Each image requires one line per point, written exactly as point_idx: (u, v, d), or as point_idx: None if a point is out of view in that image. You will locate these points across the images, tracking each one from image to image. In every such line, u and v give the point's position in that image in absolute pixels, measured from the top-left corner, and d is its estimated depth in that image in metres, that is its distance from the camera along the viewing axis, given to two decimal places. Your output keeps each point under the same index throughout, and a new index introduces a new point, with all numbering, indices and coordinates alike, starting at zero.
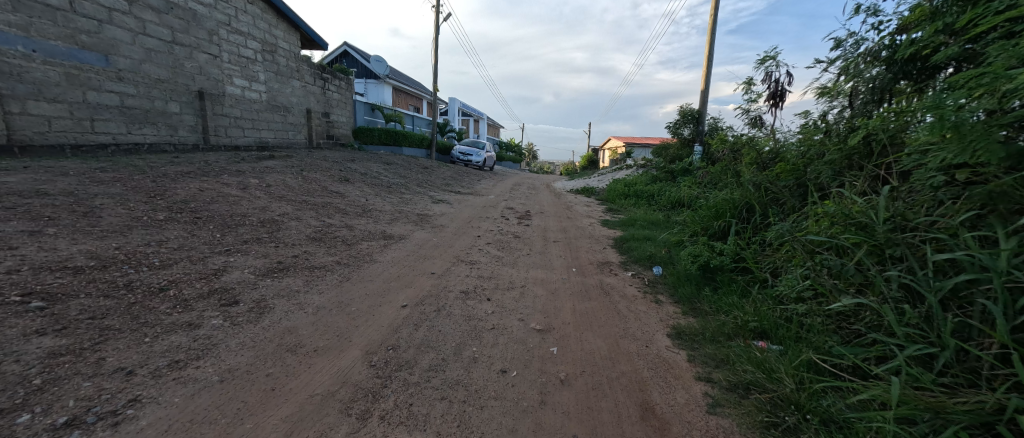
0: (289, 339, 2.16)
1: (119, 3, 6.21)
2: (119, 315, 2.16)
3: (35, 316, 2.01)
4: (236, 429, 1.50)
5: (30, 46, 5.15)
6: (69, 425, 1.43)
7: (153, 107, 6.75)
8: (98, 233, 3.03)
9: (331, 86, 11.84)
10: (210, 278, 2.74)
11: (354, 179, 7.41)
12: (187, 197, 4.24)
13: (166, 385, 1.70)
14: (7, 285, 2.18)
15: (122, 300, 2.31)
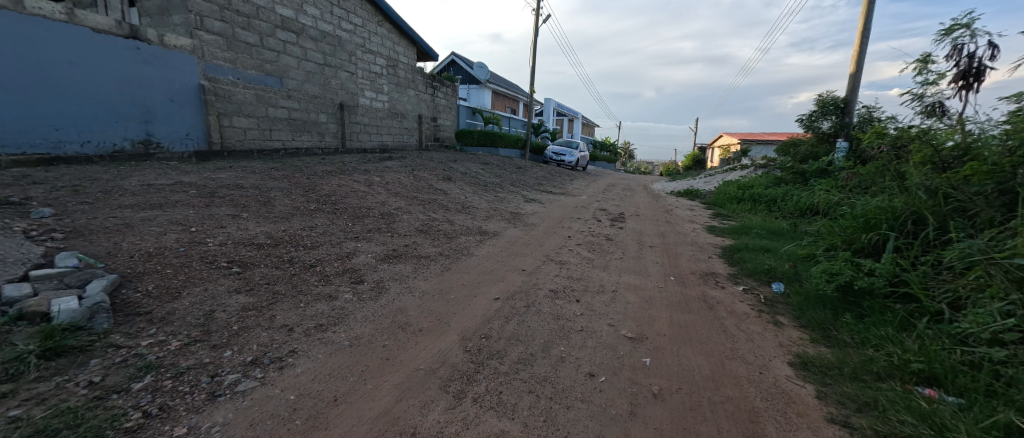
0: (400, 317, 2.45)
1: (290, 36, 7.81)
2: (284, 283, 2.74)
3: (233, 278, 2.68)
4: (360, 387, 1.78)
5: (235, 75, 6.84)
6: (252, 363, 1.88)
7: (309, 119, 8.32)
8: (273, 218, 3.87)
9: (440, 93, 12.95)
10: (342, 260, 3.27)
11: (455, 178, 7.98)
12: (328, 190, 5.13)
13: (312, 342, 2.10)
14: (220, 254, 2.95)
15: (286, 271, 2.92)
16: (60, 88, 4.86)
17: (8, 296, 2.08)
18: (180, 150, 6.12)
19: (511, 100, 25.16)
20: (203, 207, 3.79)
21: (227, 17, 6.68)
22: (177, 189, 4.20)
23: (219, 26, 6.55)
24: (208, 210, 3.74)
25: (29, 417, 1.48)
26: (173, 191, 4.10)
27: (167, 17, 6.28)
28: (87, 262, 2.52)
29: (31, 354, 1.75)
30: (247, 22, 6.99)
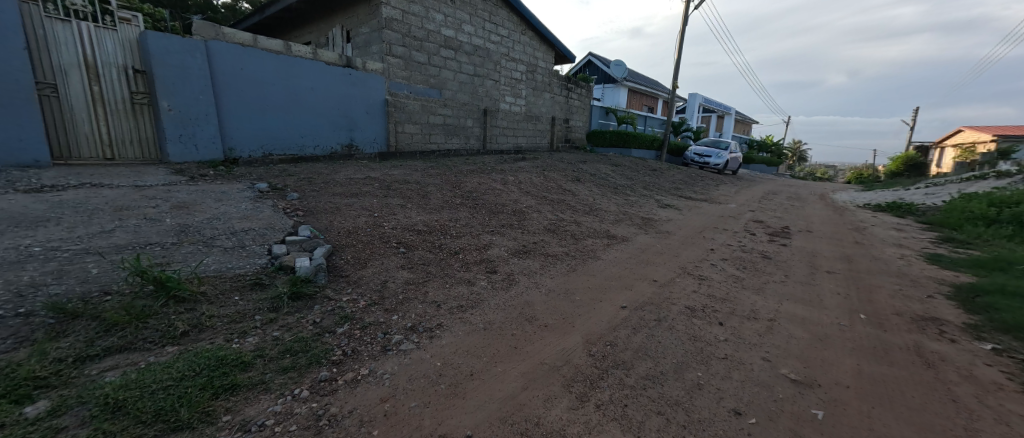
0: (528, 309, 2.56)
1: (450, 53, 8.96)
2: (435, 265, 3.17)
3: (399, 256, 3.25)
4: (491, 368, 1.94)
5: (408, 90, 8.33)
6: (411, 329, 2.24)
7: (459, 124, 9.49)
8: (427, 210, 4.51)
9: (574, 94, 13.06)
10: (480, 250, 3.58)
11: (585, 179, 7.83)
12: (472, 186, 5.74)
13: (455, 321, 2.36)
14: (393, 236, 3.60)
15: (436, 255, 3.36)
16: (306, 107, 6.86)
17: (275, 253, 3.03)
18: (370, 151, 7.93)
19: (649, 99, 23.25)
20: (381, 198, 4.69)
21: (408, 41, 8.09)
22: (366, 182, 5.30)
23: (401, 50, 8.01)
24: (385, 200, 4.62)
25: (281, 339, 2.12)
26: (363, 184, 5.19)
27: (370, 48, 8.01)
28: (315, 234, 3.43)
29: (284, 294, 2.49)
30: (420, 45, 8.32)
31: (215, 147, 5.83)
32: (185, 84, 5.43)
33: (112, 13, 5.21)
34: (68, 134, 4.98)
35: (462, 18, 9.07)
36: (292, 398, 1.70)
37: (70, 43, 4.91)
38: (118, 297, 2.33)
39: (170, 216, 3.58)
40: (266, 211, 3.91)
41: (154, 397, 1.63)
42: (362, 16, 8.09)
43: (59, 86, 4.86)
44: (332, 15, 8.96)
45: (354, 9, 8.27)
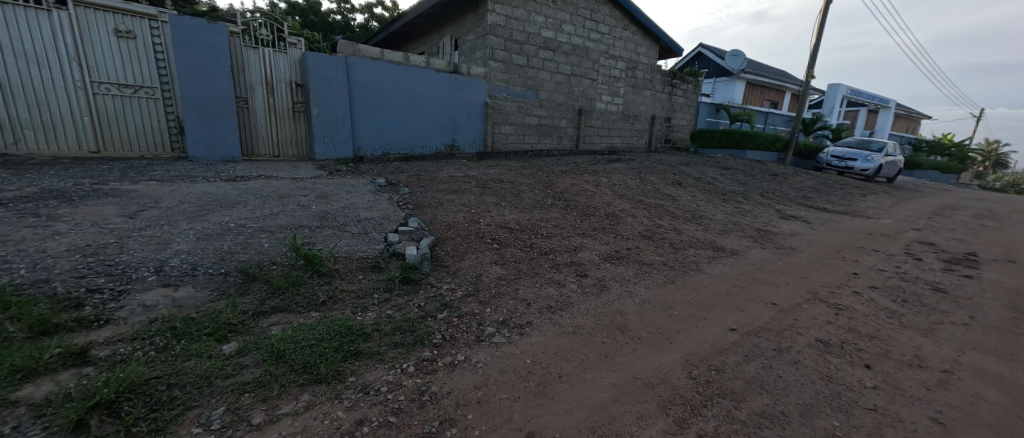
0: (620, 318, 2.43)
1: (549, 54, 8.96)
2: (526, 263, 3.22)
3: (493, 252, 3.39)
4: (580, 374, 1.89)
5: (506, 92, 8.60)
6: (503, 323, 2.31)
7: (554, 124, 9.52)
8: (519, 209, 4.61)
9: (678, 91, 12.08)
10: (570, 252, 3.51)
11: (687, 183, 7.16)
12: (566, 187, 5.68)
13: (545, 321, 2.36)
14: (487, 232, 3.77)
15: (527, 254, 3.41)
16: (419, 111, 7.58)
17: (390, 240, 3.40)
18: (470, 151, 8.45)
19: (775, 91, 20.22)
20: (477, 195, 4.95)
21: (510, 45, 8.31)
22: (466, 180, 5.65)
23: (502, 54, 8.27)
24: (482, 198, 4.86)
25: (394, 317, 2.38)
26: (463, 182, 5.51)
27: (474, 54, 8.44)
28: (422, 226, 3.78)
29: (396, 277, 2.79)
30: (520, 47, 8.47)
31: (346, 147, 6.84)
32: (329, 95, 6.45)
33: (284, 38, 6.40)
34: (250, 136, 6.33)
35: (562, 18, 8.99)
36: (400, 371, 1.90)
37: (257, 66, 6.21)
38: (281, 267, 2.88)
39: (314, 204, 4.28)
40: (384, 203, 4.44)
41: (302, 352, 1.98)
42: (470, 25, 8.56)
43: (248, 99, 6.21)
44: (444, 25, 9.67)
45: (463, 18, 8.79)
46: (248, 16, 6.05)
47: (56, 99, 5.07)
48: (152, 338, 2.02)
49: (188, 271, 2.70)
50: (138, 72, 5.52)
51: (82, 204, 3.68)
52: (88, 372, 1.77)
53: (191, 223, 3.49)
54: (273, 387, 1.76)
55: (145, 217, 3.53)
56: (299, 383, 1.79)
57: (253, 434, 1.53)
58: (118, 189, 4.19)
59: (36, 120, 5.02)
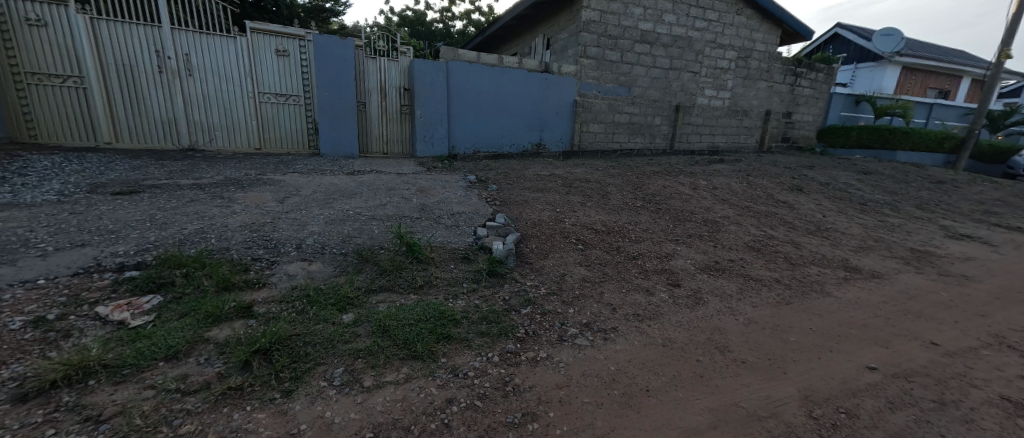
0: (719, 336, 2.20)
1: (646, 47, 8.50)
2: (612, 267, 3.10)
3: (577, 253, 3.34)
4: (671, 392, 1.76)
5: (597, 89, 8.41)
6: (587, 326, 2.26)
7: (647, 122, 9.09)
8: (606, 209, 4.52)
9: (804, 80, 10.57)
10: (662, 259, 3.27)
11: (810, 189, 6.23)
12: (657, 190, 5.43)
13: (631, 329, 2.24)
14: (572, 232, 3.74)
15: (614, 257, 3.28)
16: (509, 110, 7.92)
17: (477, 234, 3.56)
18: (556, 150, 8.56)
19: (945, 78, 16.32)
20: (563, 195, 5.00)
21: (603, 42, 8.10)
22: (552, 180, 5.83)
23: (595, 51, 8.10)
24: (567, 197, 4.90)
25: (481, 307, 2.48)
26: (548, 181, 5.72)
27: (566, 52, 8.40)
28: (508, 222, 3.90)
29: (484, 269, 2.91)
30: (615, 43, 8.19)
31: (442, 146, 7.52)
32: (430, 99, 7.15)
33: (396, 48, 7.18)
34: (366, 136, 7.29)
35: (664, 8, 8.44)
36: (486, 359, 1.98)
37: (373, 73, 7.04)
38: (387, 251, 3.19)
39: (414, 196, 4.68)
40: (474, 199, 4.66)
41: (404, 329, 2.18)
42: (562, 23, 8.54)
43: (365, 104, 7.12)
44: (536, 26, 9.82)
45: (556, 17, 8.80)
46: (369, 31, 6.99)
47: (237, 108, 6.51)
48: (293, 302, 2.40)
49: (317, 250, 3.14)
50: (290, 83, 6.70)
51: (248, 190, 4.52)
52: (252, 323, 2.18)
53: (321, 209, 4.07)
54: (380, 357, 1.95)
55: (291, 202, 4.21)
56: (400, 357, 1.97)
57: (364, 395, 1.72)
58: (274, 178, 5.06)
59: (227, 124, 6.52)
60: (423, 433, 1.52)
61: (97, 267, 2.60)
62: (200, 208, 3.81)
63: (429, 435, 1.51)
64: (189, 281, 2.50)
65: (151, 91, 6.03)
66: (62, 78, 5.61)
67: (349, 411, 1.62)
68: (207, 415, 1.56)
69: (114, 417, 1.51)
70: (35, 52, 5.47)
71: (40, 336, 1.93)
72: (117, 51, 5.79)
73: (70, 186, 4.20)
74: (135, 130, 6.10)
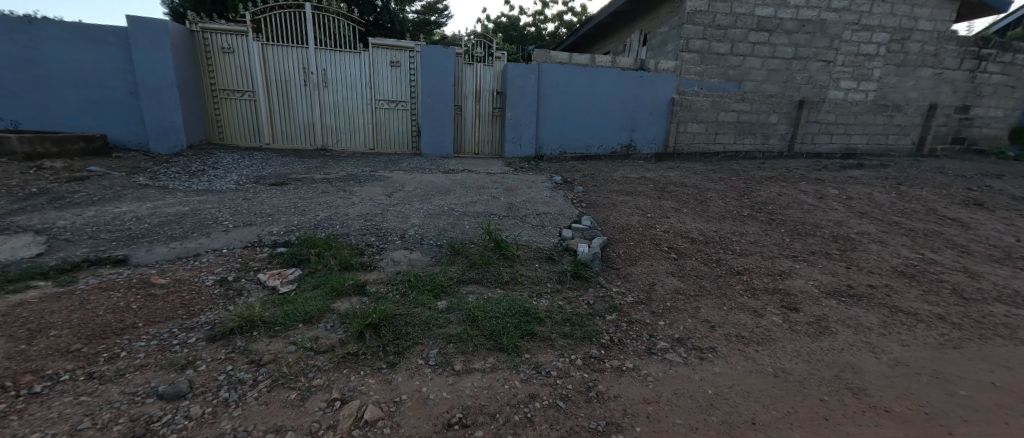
0: (851, 376, 1.86)
1: (763, 36, 7.60)
2: (711, 280, 2.83)
3: (670, 262, 3.12)
4: (783, 431, 1.53)
5: (700, 86, 7.79)
6: (679, 341, 2.09)
7: (758, 120, 8.17)
8: (706, 217, 4.20)
9: (989, 65, 8.59)
10: (776, 277, 2.88)
11: (993, 204, 4.98)
12: (767, 199, 4.87)
13: (734, 352, 2.01)
14: (665, 240, 3.52)
15: (714, 270, 3.00)
16: (599, 110, 7.77)
17: (563, 235, 3.54)
18: (648, 152, 8.17)
19: None
20: (655, 200, 4.78)
21: (709, 33, 7.48)
22: (642, 182, 5.66)
23: (699, 44, 7.52)
24: (660, 202, 4.66)
25: (564, 308, 2.45)
26: (639, 184, 5.55)
27: (666, 47, 8.01)
28: (594, 225, 3.82)
29: (568, 271, 2.87)
30: (724, 34, 7.51)
31: (529, 147, 7.69)
32: (521, 100, 7.35)
33: (492, 54, 7.49)
34: (459, 138, 7.77)
35: None
36: (569, 361, 1.94)
37: (470, 79, 7.49)
38: (476, 246, 3.32)
39: (501, 195, 4.83)
40: (560, 200, 4.65)
41: (494, 320, 2.25)
42: (663, 16, 8.16)
43: (461, 106, 7.60)
44: (637, 21, 9.56)
45: (657, 10, 8.42)
46: (467, 40, 7.38)
47: (359, 114, 7.37)
48: (397, 285, 2.64)
49: (417, 240, 3.40)
50: (403, 90, 7.37)
51: (364, 185, 5.07)
52: (365, 300, 2.45)
53: (421, 204, 4.40)
54: (470, 344, 2.04)
55: (397, 196, 4.63)
56: (486, 347, 2.03)
57: (455, 377, 1.81)
58: (384, 175, 5.62)
59: (351, 128, 7.42)
60: (507, 423, 1.55)
61: (259, 243, 3.19)
62: (328, 198, 4.41)
63: (512, 426, 1.53)
64: (320, 259, 2.92)
65: (298, 101, 7.12)
66: (241, 93, 6.93)
67: (442, 390, 1.72)
68: (332, 373, 1.80)
69: (269, 363, 1.84)
70: (225, 73, 6.82)
71: (224, 292, 2.48)
72: (276, 69, 6.91)
73: (243, 178, 5.24)
74: (285, 135, 7.25)
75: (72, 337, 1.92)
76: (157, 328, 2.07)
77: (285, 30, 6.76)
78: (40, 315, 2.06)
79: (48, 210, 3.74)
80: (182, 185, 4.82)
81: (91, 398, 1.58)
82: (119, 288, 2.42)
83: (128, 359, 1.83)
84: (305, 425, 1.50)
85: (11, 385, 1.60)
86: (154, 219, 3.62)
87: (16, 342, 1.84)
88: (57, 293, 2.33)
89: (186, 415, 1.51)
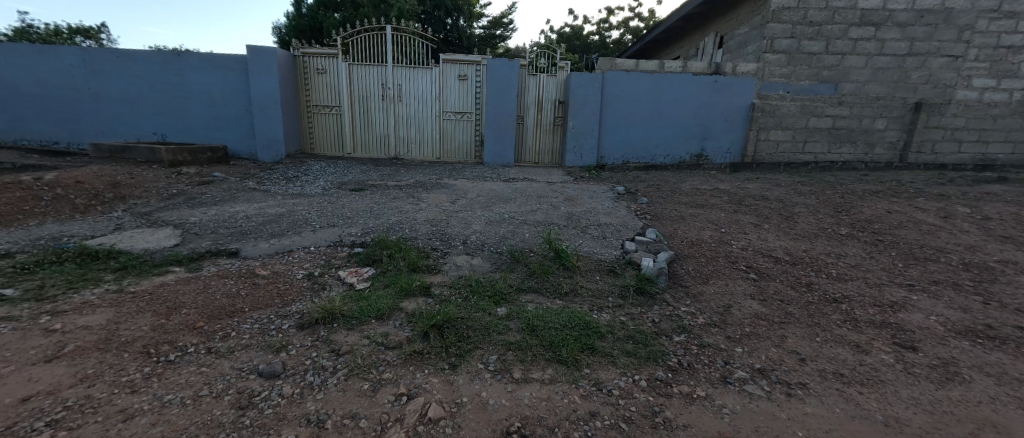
0: (994, 434, 1.50)
1: (867, 31, 6.82)
2: (800, 307, 2.53)
3: (749, 283, 2.86)
4: None
5: (787, 89, 7.15)
6: (760, 372, 1.88)
7: (860, 126, 7.26)
8: (793, 235, 3.81)
9: None
10: (886, 309, 2.48)
11: None
12: (871, 217, 4.28)
13: (830, 391, 1.75)
14: (742, 258, 3.25)
15: (804, 295, 2.68)
16: (666, 117, 7.44)
17: (625, 248, 3.40)
18: (720, 161, 7.63)
19: None
20: (730, 213, 4.44)
21: (798, 31, 6.87)
22: (715, 194, 5.30)
23: (786, 43, 6.93)
24: (736, 217, 4.32)
25: (626, 325, 2.33)
26: (712, 196, 5.21)
27: (746, 49, 7.52)
28: (659, 239, 3.64)
29: (631, 286, 2.74)
30: (817, 31, 6.85)
31: (591, 156, 7.57)
32: (583, 109, 7.27)
33: (556, 64, 7.52)
34: (521, 146, 7.88)
35: None
36: (632, 382, 1.83)
37: (532, 89, 7.57)
38: (536, 254, 3.31)
39: (561, 204, 4.78)
40: (623, 211, 4.50)
41: (554, 332, 2.20)
42: (743, 16, 7.69)
43: (523, 116, 7.71)
44: (712, 22, 9.12)
45: (736, 10, 7.96)
46: (531, 51, 7.51)
47: (428, 127, 7.79)
48: (459, 289, 2.71)
49: (478, 246, 3.47)
50: (469, 102, 7.64)
51: (431, 192, 5.31)
52: (429, 302, 2.54)
53: (482, 211, 4.50)
54: (528, 354, 2.01)
55: (460, 203, 4.78)
56: (545, 358, 2.00)
57: (513, 385, 1.80)
58: (448, 183, 5.84)
59: (420, 140, 7.86)
60: None
61: (340, 242, 3.48)
62: (400, 204, 4.68)
63: None
64: (390, 260, 3.09)
65: (376, 116, 7.70)
66: (329, 109, 7.70)
67: (501, 396, 1.71)
68: (400, 369, 1.87)
69: (347, 353, 1.97)
70: (318, 92, 7.61)
71: (311, 285, 2.72)
72: (358, 87, 7.55)
73: (329, 183, 5.76)
74: (362, 148, 7.87)
75: (197, 315, 2.25)
76: (259, 313, 2.33)
77: (369, 51, 7.38)
78: (175, 296, 2.45)
79: (184, 208, 4.42)
80: (281, 189, 5.42)
81: (209, 369, 1.82)
82: (232, 276, 2.78)
83: (237, 338, 2.08)
84: (375, 414, 1.58)
85: (155, 352, 1.92)
86: (259, 218, 4.09)
87: (159, 318, 2.20)
88: (188, 278, 2.74)
89: (279, 393, 1.67)
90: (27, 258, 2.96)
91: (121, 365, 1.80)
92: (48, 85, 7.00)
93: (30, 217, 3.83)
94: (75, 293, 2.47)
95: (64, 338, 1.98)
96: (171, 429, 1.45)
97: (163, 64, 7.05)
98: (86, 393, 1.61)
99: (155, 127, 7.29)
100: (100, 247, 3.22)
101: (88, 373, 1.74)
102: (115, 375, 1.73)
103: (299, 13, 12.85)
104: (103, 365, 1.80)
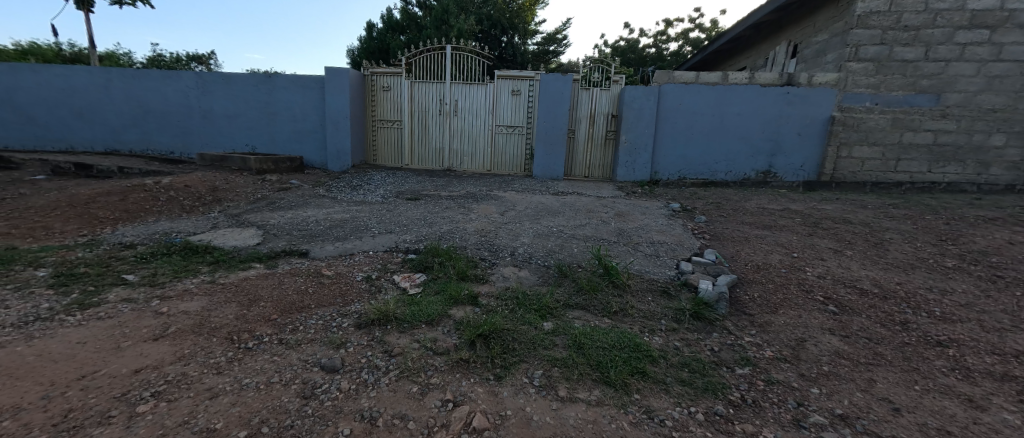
0: None
1: (978, 35, 6.02)
2: (891, 348, 2.23)
3: (827, 316, 2.57)
4: None
5: (874, 100, 6.48)
6: (842, 419, 1.66)
7: (969, 142, 6.37)
8: (883, 264, 3.39)
9: None
10: (1008, 360, 2.09)
11: None
12: (986, 248, 3.71)
13: None
14: (818, 287, 2.94)
15: (897, 335, 2.36)
16: (729, 131, 7.04)
17: (680, 269, 3.22)
18: (790, 178, 7.07)
19: None
20: (803, 236, 4.06)
21: (889, 37, 6.23)
22: (785, 215, 4.89)
23: (874, 50, 6.31)
24: (811, 241, 3.93)
25: (681, 351, 2.18)
26: (781, 216, 4.81)
27: (825, 58, 6.94)
28: (720, 260, 3.42)
29: (687, 311, 2.58)
30: (913, 36, 6.17)
31: (644, 171, 7.33)
32: (637, 123, 7.10)
33: (610, 78, 7.44)
34: (571, 161, 7.84)
35: None
36: (688, 414, 1.70)
37: (585, 103, 7.52)
38: (585, 270, 3.24)
39: (612, 220, 4.66)
40: (678, 229, 4.27)
41: (604, 353, 2.11)
42: (821, 23, 7.13)
43: (575, 130, 7.68)
44: (784, 30, 8.56)
45: (813, 17, 7.41)
46: (585, 65, 7.49)
47: (481, 140, 8.00)
48: (506, 301, 2.70)
49: (526, 258, 3.47)
50: (522, 117, 7.75)
51: (481, 203, 5.42)
52: (477, 311, 2.56)
53: (531, 224, 4.50)
54: (575, 372, 1.95)
55: (510, 215, 4.83)
56: (593, 378, 1.92)
57: (558, 403, 1.74)
58: (498, 195, 5.93)
59: (473, 153, 8.09)
60: None
61: (396, 248, 3.64)
62: (452, 214, 4.81)
63: None
64: (442, 268, 3.16)
65: (433, 131, 8.06)
66: (391, 123, 8.18)
67: (547, 414, 1.66)
68: (447, 375, 1.90)
69: (399, 355, 2.03)
70: (383, 107, 8.13)
71: (369, 287, 2.86)
72: (418, 103, 7.95)
73: (389, 192, 6.08)
74: (419, 160, 8.25)
75: (272, 308, 2.45)
76: (324, 310, 2.49)
77: (429, 70, 7.76)
78: (256, 290, 2.69)
79: (266, 211, 4.88)
80: (346, 197, 5.82)
81: (280, 359, 1.96)
82: (302, 274, 3.00)
83: (303, 331, 2.22)
84: (423, 418, 1.60)
85: (237, 339, 2.10)
86: (326, 222, 4.41)
87: (241, 308, 2.42)
88: (267, 274, 3.00)
89: (338, 387, 1.75)
90: (145, 249, 3.43)
91: (210, 348, 2.00)
92: (169, 104, 8.12)
93: (147, 214, 4.43)
94: (179, 281, 2.81)
95: (169, 320, 2.24)
96: (247, 410, 1.57)
97: (257, 85, 7.91)
98: (183, 371, 1.80)
99: (247, 139, 8.17)
100: (198, 242, 3.63)
101: (184, 352, 1.94)
102: (205, 357, 1.92)
103: (370, 37, 13.93)
104: (196, 347, 2.00)
